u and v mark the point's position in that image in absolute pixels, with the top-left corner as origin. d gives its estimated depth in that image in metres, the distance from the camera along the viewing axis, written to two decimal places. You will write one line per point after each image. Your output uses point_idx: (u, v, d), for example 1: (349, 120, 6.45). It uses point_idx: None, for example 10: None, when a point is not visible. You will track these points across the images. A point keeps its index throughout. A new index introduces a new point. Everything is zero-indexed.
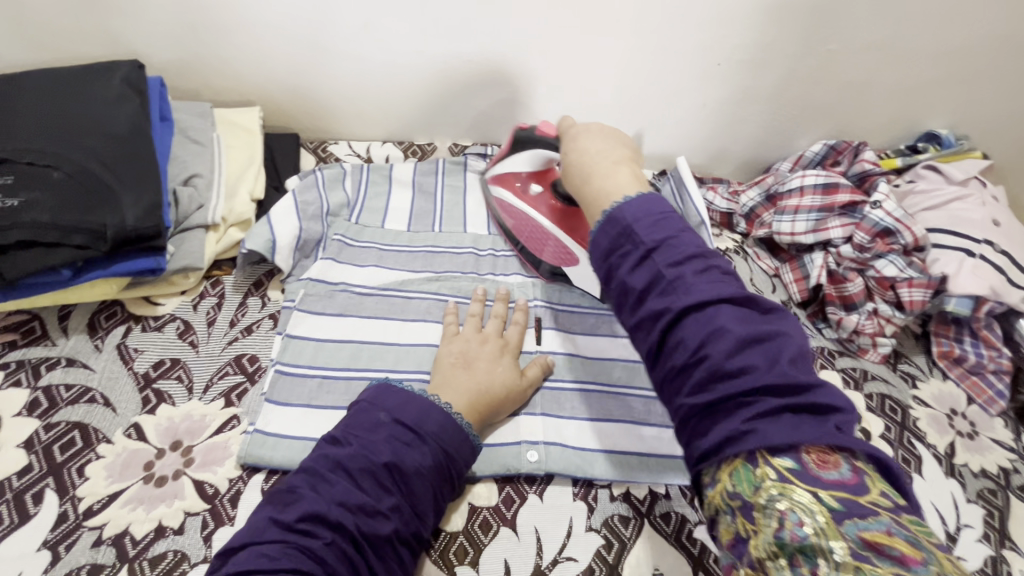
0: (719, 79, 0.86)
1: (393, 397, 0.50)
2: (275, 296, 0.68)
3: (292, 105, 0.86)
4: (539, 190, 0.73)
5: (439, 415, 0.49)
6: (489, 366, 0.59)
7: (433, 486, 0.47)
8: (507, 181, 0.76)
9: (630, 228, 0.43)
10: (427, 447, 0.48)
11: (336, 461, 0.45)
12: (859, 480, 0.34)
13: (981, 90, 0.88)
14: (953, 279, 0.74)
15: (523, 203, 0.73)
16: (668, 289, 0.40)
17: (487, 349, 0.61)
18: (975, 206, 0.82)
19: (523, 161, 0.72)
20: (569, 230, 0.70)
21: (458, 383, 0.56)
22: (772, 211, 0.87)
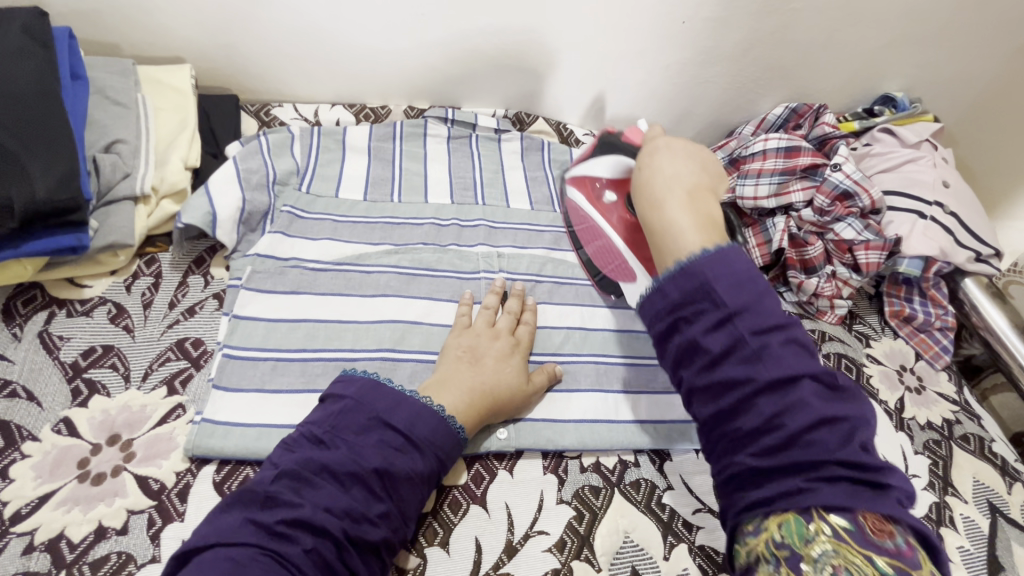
0: (685, 39, 0.84)
1: (382, 399, 0.48)
2: (220, 273, 0.62)
3: (227, 62, 0.78)
4: (614, 199, 0.68)
5: (431, 417, 0.48)
6: (497, 366, 0.56)
7: (422, 491, 0.46)
8: (585, 183, 0.72)
9: (710, 284, 0.42)
10: (418, 454, 0.46)
11: (322, 464, 0.43)
12: (912, 552, 0.36)
13: (935, 52, 0.90)
14: (906, 241, 0.76)
15: (595, 209, 0.70)
16: (752, 358, 0.40)
17: (498, 347, 0.58)
18: (927, 167, 0.84)
19: (604, 165, 0.68)
20: (631, 244, 0.64)
21: (460, 381, 0.53)
22: (734, 176, 0.86)
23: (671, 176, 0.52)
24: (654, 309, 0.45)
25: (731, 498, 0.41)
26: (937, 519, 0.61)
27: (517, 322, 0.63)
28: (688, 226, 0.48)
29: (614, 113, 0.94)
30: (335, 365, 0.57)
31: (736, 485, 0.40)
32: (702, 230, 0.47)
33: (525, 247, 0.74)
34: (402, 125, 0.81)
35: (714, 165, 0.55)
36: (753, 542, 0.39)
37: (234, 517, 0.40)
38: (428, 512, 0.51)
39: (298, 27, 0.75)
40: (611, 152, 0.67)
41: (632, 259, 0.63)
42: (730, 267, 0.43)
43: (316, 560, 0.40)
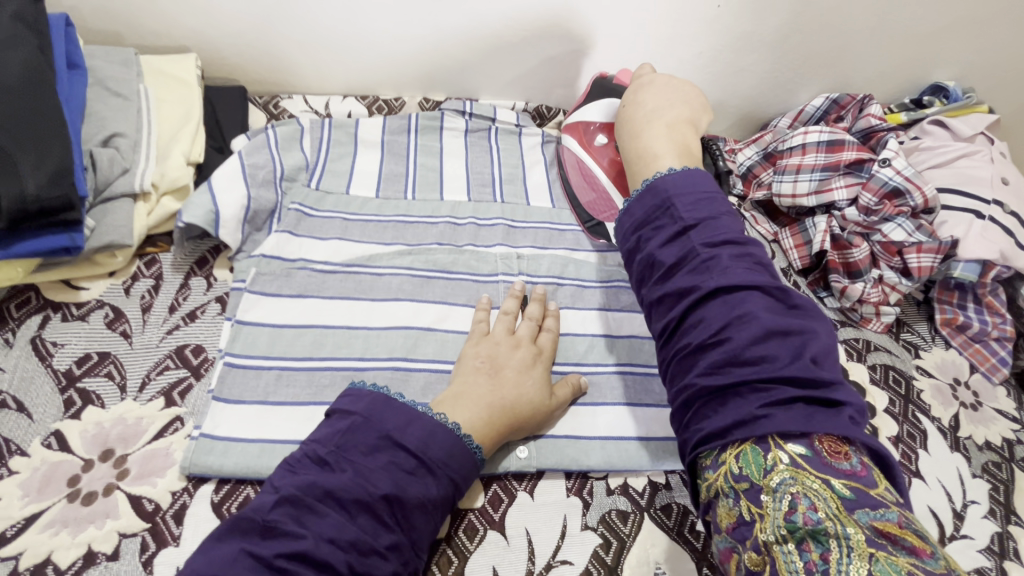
0: (718, 24, 0.78)
1: (393, 416, 0.43)
2: (223, 275, 0.59)
3: (234, 52, 0.74)
4: (604, 142, 0.71)
5: (446, 438, 0.44)
6: (518, 378, 0.51)
7: (435, 519, 0.42)
8: (578, 130, 0.74)
9: (669, 203, 0.48)
10: (432, 478, 0.42)
11: (327, 490, 0.39)
12: (869, 474, 0.36)
13: (993, 38, 0.83)
14: (963, 243, 0.70)
15: (586, 151, 0.72)
16: (700, 268, 0.44)
17: (519, 356, 0.54)
18: (984, 163, 0.77)
19: (598, 108, 0.72)
20: (618, 185, 0.69)
21: (481, 395, 0.49)
22: (771, 172, 0.81)
23: (655, 109, 0.59)
24: (624, 227, 0.51)
25: (688, 425, 0.42)
26: (1000, 551, 0.55)
27: (539, 328, 0.59)
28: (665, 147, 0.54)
29: None
30: (344, 375, 0.53)
31: (692, 411, 0.41)
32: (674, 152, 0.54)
33: (546, 247, 0.69)
34: (417, 118, 0.77)
35: (699, 100, 0.61)
36: (712, 476, 0.39)
37: (228, 547, 0.37)
38: (441, 537, 0.47)
39: (312, 14, 0.71)
40: (603, 97, 0.72)
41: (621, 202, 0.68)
42: (689, 187, 0.48)
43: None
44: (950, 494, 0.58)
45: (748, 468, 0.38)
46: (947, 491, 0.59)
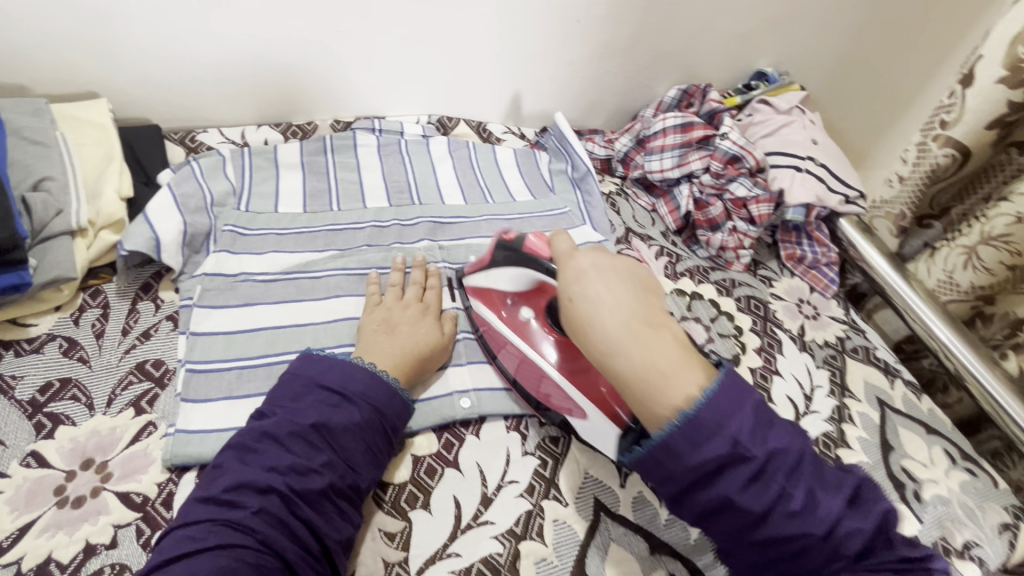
0: (579, 36, 0.93)
1: (317, 365, 0.53)
2: (170, 296, 0.64)
3: (143, 93, 0.79)
4: (530, 315, 0.63)
5: (362, 376, 0.53)
6: (412, 330, 0.61)
7: (365, 441, 0.50)
8: (490, 298, 0.66)
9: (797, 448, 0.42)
10: (357, 406, 0.51)
11: (271, 433, 0.48)
12: None
13: (790, 31, 1.05)
14: (789, 192, 0.89)
15: (509, 327, 0.64)
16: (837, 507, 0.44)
17: (409, 314, 0.63)
18: (798, 130, 0.98)
19: (506, 279, 0.63)
20: (563, 367, 0.59)
21: (385, 347, 0.58)
22: (642, 154, 0.98)
23: (610, 299, 0.46)
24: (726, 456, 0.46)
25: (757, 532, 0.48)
26: (839, 418, 0.73)
27: (425, 289, 0.68)
28: (661, 343, 0.44)
29: (528, 110, 1.02)
30: None
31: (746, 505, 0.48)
32: (614, 283, 0.47)
33: (464, 238, 0.80)
34: (332, 139, 0.86)
35: (640, 269, 0.50)
36: None
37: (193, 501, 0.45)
38: (406, 479, 0.56)
39: (219, 52, 0.78)
40: (505, 265, 0.62)
41: (575, 392, 0.57)
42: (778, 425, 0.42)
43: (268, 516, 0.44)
44: (801, 382, 0.75)
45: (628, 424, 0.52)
46: (798, 381, 0.76)
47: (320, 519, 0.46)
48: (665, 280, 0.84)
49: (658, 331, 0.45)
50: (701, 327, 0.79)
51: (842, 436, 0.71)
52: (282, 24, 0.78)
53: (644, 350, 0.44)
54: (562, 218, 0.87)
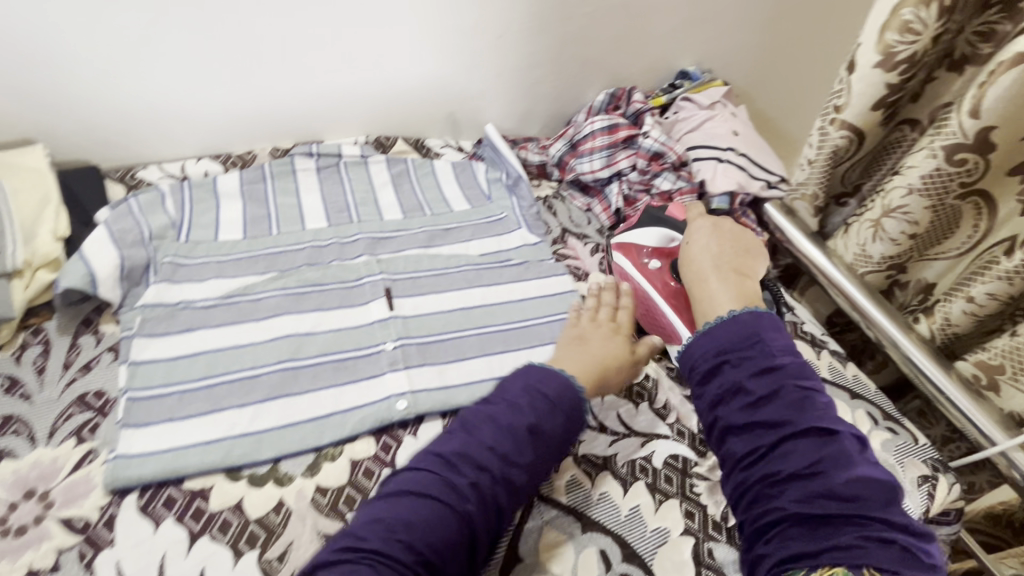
0: (503, 50, 0.97)
1: (516, 387, 0.58)
2: (111, 329, 0.66)
3: (80, 137, 0.82)
4: (658, 266, 0.78)
5: (463, 438, 0.53)
6: (601, 344, 0.66)
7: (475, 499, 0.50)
8: (630, 251, 0.82)
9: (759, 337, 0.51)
10: (557, 409, 0.56)
11: (489, 418, 0.54)
12: None
13: (706, 31, 1.11)
14: (710, 183, 0.95)
15: (641, 275, 0.79)
16: (797, 405, 0.47)
17: (601, 330, 0.68)
18: (721, 123, 1.03)
19: (651, 235, 0.81)
20: (677, 309, 0.74)
21: (591, 355, 0.64)
22: (576, 157, 1.01)
23: (714, 246, 0.65)
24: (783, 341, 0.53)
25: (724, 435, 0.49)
26: None
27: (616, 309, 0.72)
28: (720, 278, 0.60)
29: (464, 123, 1.06)
30: (239, 384, 0.63)
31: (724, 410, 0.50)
32: (720, 235, 0.67)
33: (403, 250, 0.83)
34: (271, 167, 0.89)
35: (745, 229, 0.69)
36: None
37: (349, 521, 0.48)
38: (344, 483, 0.58)
39: (152, 92, 0.82)
40: (655, 226, 0.81)
41: (684, 330, 0.73)
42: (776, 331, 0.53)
43: (473, 493, 0.49)
44: None
45: None
46: None
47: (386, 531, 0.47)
48: (600, 275, 0.88)
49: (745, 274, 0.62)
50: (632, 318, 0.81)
51: None
52: (211, 61, 0.82)
53: (716, 275, 0.61)
54: (499, 224, 0.91)
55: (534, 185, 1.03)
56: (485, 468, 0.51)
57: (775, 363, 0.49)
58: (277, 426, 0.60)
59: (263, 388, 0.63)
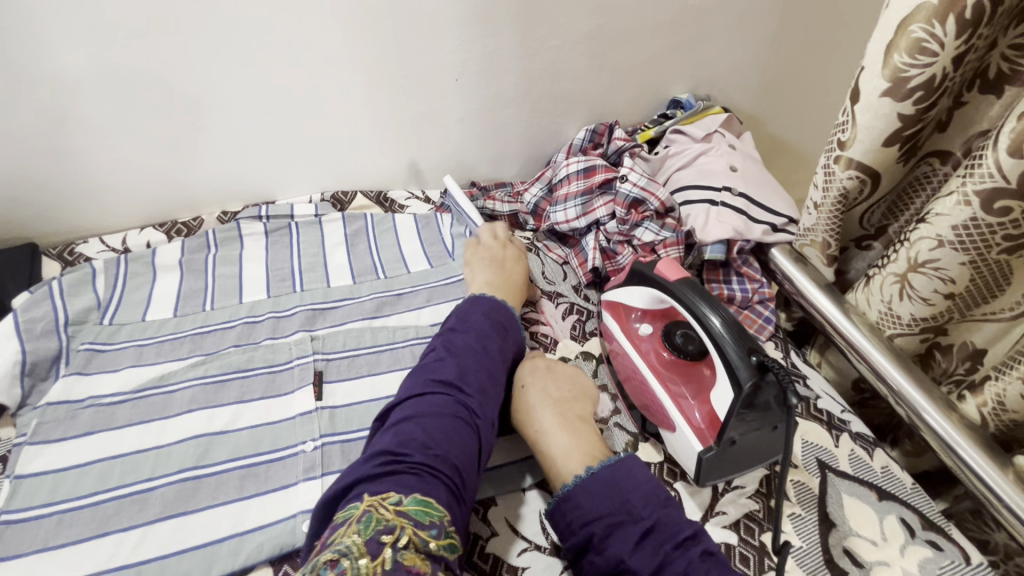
0: (463, 93, 0.89)
1: (461, 322, 0.66)
2: (9, 432, 0.61)
3: (17, 214, 0.79)
4: (650, 330, 0.68)
5: (426, 378, 0.58)
6: (579, 432, 0.59)
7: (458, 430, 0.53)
8: (619, 311, 0.72)
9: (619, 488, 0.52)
10: (507, 332, 0.67)
11: (470, 346, 0.62)
12: None
13: (697, 54, 0.99)
14: (702, 231, 0.82)
15: (629, 339, 0.68)
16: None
17: (570, 413, 0.61)
18: (715, 158, 0.91)
19: (639, 296, 0.68)
20: (669, 385, 0.62)
21: (586, 434, 0.59)
22: (551, 204, 0.92)
23: (546, 391, 0.63)
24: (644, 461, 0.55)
25: None
26: (768, 491, 0.63)
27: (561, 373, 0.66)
28: (571, 432, 0.58)
29: (430, 171, 0.98)
30: (129, 500, 0.55)
31: None
32: (551, 378, 0.64)
33: (345, 322, 0.75)
34: (215, 233, 0.83)
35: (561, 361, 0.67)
36: None
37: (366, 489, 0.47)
38: None
39: (86, 163, 0.78)
40: (640, 282, 0.68)
41: (674, 410, 0.60)
42: (637, 482, 0.52)
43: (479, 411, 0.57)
44: None
45: (716, 442, 0.55)
46: None
47: (422, 483, 0.48)
48: (571, 342, 0.77)
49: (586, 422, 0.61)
50: (610, 397, 0.71)
51: (769, 514, 0.61)
52: (140, 128, 0.77)
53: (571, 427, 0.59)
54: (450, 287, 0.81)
55: None
56: (479, 387, 0.58)
57: (645, 526, 0.49)
58: (161, 554, 0.52)
59: (155, 505, 0.55)
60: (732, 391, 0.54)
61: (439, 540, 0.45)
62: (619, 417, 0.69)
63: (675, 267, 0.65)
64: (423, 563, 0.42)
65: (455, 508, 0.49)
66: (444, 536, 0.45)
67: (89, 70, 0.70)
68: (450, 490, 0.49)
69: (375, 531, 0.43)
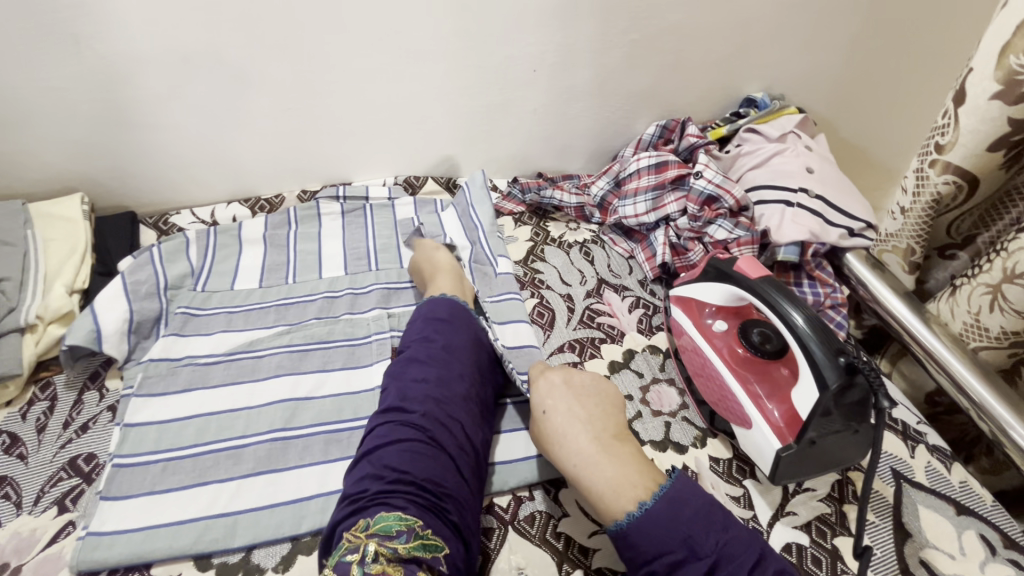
0: (539, 84, 0.90)
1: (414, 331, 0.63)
2: (115, 384, 0.65)
3: (118, 184, 0.84)
4: (724, 328, 0.68)
5: (388, 401, 0.56)
6: (612, 456, 0.54)
7: (428, 454, 0.51)
8: (691, 307, 0.72)
9: (679, 517, 0.48)
10: (460, 331, 0.63)
11: (415, 358, 0.59)
12: None
13: (776, 53, 0.97)
14: (777, 231, 0.81)
15: (702, 335, 0.69)
16: None
17: (602, 434, 0.56)
18: (791, 158, 0.89)
19: (715, 293, 0.68)
20: (744, 382, 0.63)
21: (628, 457, 0.55)
22: (619, 198, 0.92)
23: (568, 415, 0.58)
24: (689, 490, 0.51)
25: None
26: (840, 496, 0.62)
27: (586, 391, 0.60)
28: (606, 458, 0.54)
29: (499, 160, 1.00)
30: (226, 454, 0.59)
31: None
32: (575, 400, 0.59)
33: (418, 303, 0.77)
34: (296, 211, 0.87)
35: (580, 378, 0.62)
36: None
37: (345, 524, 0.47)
38: None
39: (183, 140, 0.82)
40: (717, 279, 0.68)
41: (751, 407, 0.60)
42: (694, 510, 0.49)
43: (433, 420, 0.54)
44: None
45: (797, 442, 0.56)
46: None
47: (386, 507, 0.47)
48: (638, 335, 0.77)
49: (620, 441, 0.57)
50: (678, 392, 0.71)
51: (841, 519, 0.60)
52: (234, 109, 0.81)
53: (603, 451, 0.55)
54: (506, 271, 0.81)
55: (571, 228, 0.93)
56: (427, 398, 0.55)
57: (710, 562, 0.46)
58: (256, 506, 0.55)
59: (248, 461, 0.59)
60: (816, 391, 0.54)
61: (410, 544, 0.44)
62: (686, 412, 0.69)
63: (756, 265, 0.65)
64: (394, 570, 0.43)
65: (434, 516, 0.48)
66: (416, 539, 0.45)
67: (197, 50, 0.73)
68: (421, 501, 0.48)
69: (340, 557, 0.44)
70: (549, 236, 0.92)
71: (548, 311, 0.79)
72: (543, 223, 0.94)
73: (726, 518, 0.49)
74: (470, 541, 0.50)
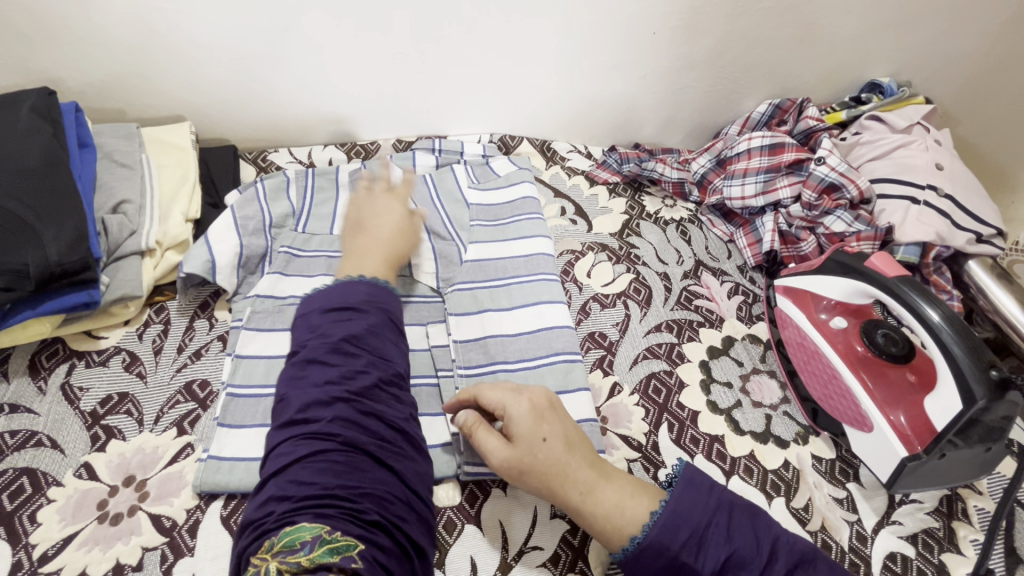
0: (656, 48, 0.84)
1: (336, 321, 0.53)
2: (223, 315, 0.67)
3: (222, 117, 0.83)
4: (844, 326, 0.66)
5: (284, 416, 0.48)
6: (614, 485, 0.51)
7: (339, 466, 0.44)
8: (805, 300, 0.69)
9: (689, 515, 0.47)
10: (368, 315, 0.54)
11: (313, 357, 0.50)
12: None
13: (915, 35, 0.89)
14: (899, 228, 0.76)
15: (821, 332, 0.66)
16: None
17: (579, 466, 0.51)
18: (919, 151, 0.83)
19: (838, 290, 0.65)
20: (866, 382, 0.62)
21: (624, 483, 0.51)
22: (722, 177, 0.88)
23: (554, 446, 0.51)
24: (686, 495, 0.48)
25: None
26: (948, 512, 0.59)
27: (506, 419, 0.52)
28: (611, 488, 0.50)
29: (595, 125, 0.96)
30: None
31: None
32: (563, 427, 0.52)
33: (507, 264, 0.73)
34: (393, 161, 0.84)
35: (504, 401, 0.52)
36: None
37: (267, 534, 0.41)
38: None
39: (291, 78, 0.80)
40: (842, 276, 0.64)
41: (875, 412, 0.60)
42: (694, 503, 0.48)
43: (344, 424, 0.46)
44: None
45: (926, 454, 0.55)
46: None
47: (311, 517, 0.41)
48: (737, 323, 0.75)
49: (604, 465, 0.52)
50: (778, 386, 0.69)
51: (950, 535, 0.58)
52: (346, 50, 0.77)
53: (607, 481, 0.51)
54: (524, 243, 0.75)
55: (667, 205, 0.89)
56: (324, 397, 0.47)
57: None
58: None
59: None
60: (961, 405, 0.53)
61: (315, 553, 0.38)
62: (788, 407, 0.67)
63: (890, 262, 0.61)
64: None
65: (348, 519, 0.41)
66: (323, 545, 0.39)
67: None
68: (330, 509, 0.42)
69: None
70: (644, 211, 0.87)
71: (644, 288, 0.77)
72: (638, 196, 0.90)
73: (728, 523, 0.47)
74: (397, 532, 0.44)
